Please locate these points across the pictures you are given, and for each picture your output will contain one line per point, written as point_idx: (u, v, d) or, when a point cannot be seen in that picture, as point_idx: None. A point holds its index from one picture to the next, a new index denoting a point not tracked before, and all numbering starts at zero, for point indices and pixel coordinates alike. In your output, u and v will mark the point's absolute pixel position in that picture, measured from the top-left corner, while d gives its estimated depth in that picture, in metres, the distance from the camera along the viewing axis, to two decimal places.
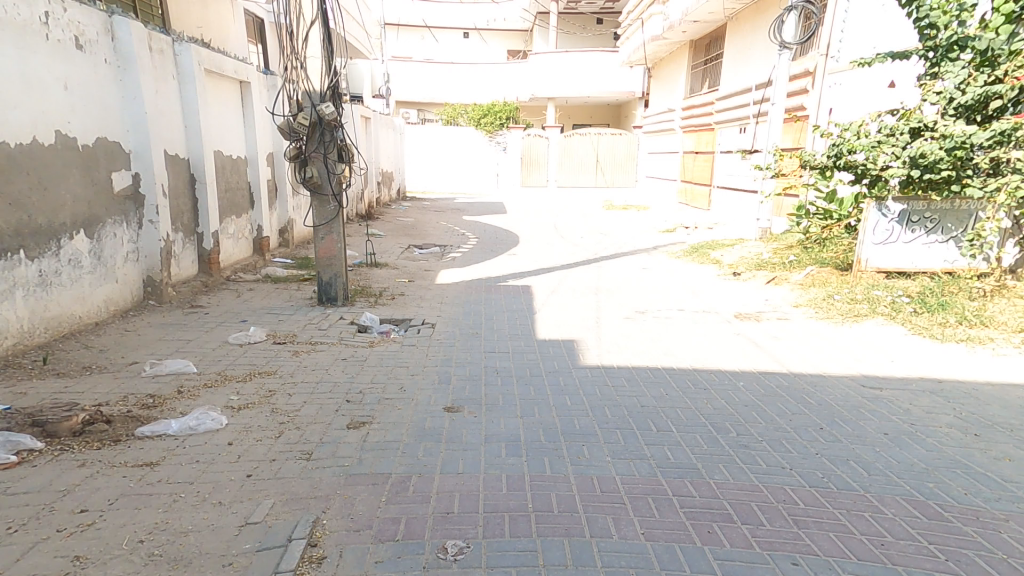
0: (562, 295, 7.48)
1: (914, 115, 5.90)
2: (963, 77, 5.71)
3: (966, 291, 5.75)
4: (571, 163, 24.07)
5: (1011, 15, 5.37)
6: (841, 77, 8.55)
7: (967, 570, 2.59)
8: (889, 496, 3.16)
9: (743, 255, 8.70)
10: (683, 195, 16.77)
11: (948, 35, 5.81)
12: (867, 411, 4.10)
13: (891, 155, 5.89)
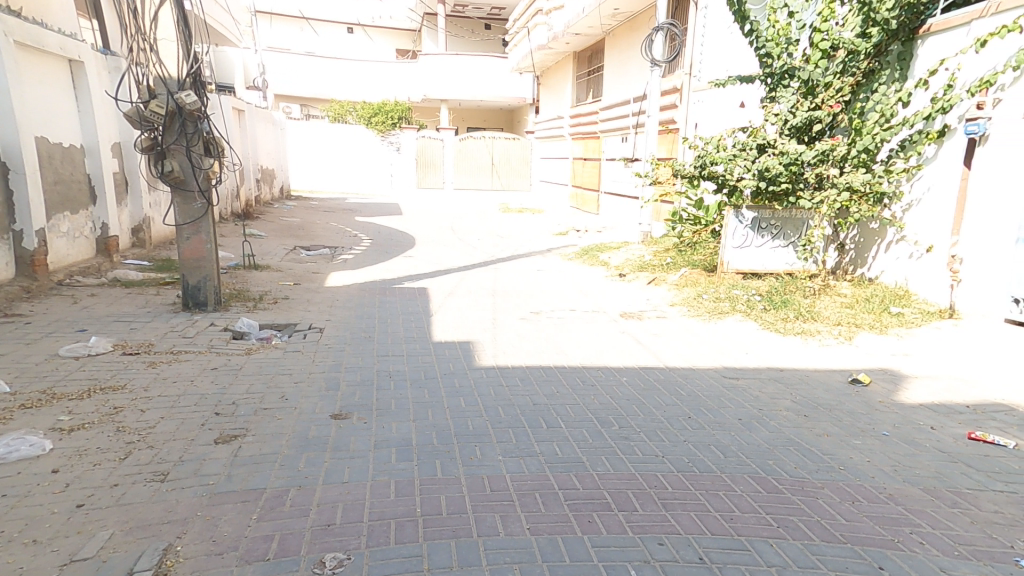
0: (459, 296, 7.51)
1: (760, 133, 6.65)
2: (793, 102, 6.53)
3: (802, 290, 6.59)
4: (468, 166, 24.23)
5: (826, 51, 6.24)
6: (702, 95, 9.43)
7: (793, 534, 2.98)
8: (739, 475, 3.54)
9: (628, 257, 9.32)
10: (574, 199, 17.53)
11: (781, 64, 6.60)
12: (727, 399, 4.56)
13: (744, 168, 6.62)
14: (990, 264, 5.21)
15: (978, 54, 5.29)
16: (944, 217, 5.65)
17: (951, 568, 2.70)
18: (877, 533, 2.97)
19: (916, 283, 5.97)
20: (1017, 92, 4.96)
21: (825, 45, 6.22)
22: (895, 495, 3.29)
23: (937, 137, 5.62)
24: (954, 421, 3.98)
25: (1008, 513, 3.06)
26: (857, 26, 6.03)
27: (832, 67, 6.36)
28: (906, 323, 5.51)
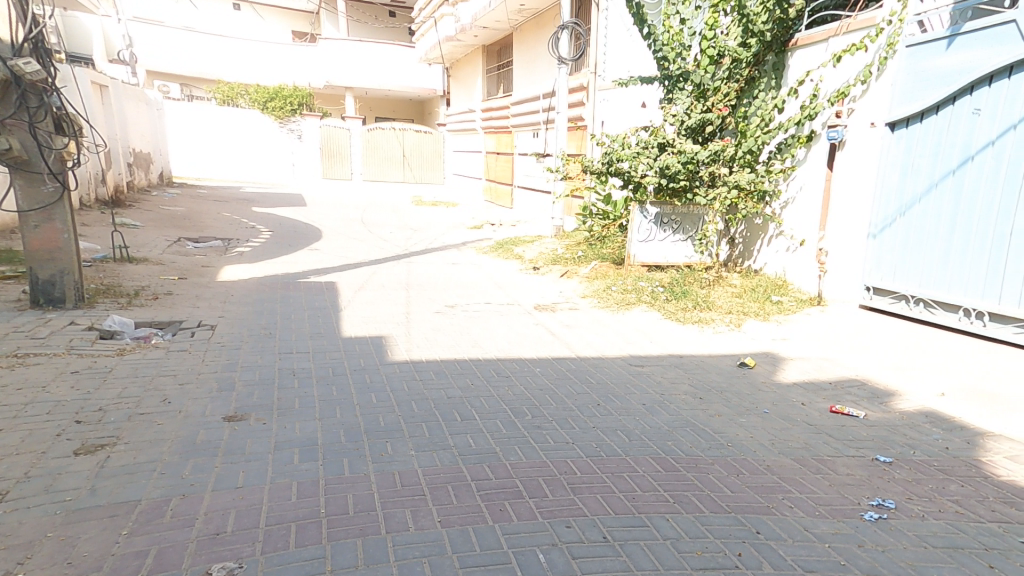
0: (370, 291, 7.23)
1: (660, 132, 7.03)
2: (688, 104, 6.94)
3: (699, 281, 7.04)
4: (377, 158, 23.49)
5: (712, 57, 6.65)
6: (608, 94, 9.79)
7: (687, 508, 3.16)
8: (642, 457, 3.71)
9: (541, 250, 9.50)
10: (489, 194, 17.58)
11: (677, 67, 6.96)
12: (632, 386, 4.77)
13: (647, 165, 7.02)
14: (851, 256, 5.87)
15: (836, 67, 5.91)
16: (812, 214, 6.27)
17: (814, 527, 3.00)
18: (756, 501, 3.24)
19: (793, 273, 6.59)
20: (866, 103, 5.65)
21: (711, 52, 6.64)
22: (771, 465, 3.60)
23: (807, 140, 6.18)
24: (820, 397, 4.44)
25: (859, 475, 3.46)
26: (739, 36, 6.50)
27: (720, 73, 6.81)
28: (785, 311, 6.06)
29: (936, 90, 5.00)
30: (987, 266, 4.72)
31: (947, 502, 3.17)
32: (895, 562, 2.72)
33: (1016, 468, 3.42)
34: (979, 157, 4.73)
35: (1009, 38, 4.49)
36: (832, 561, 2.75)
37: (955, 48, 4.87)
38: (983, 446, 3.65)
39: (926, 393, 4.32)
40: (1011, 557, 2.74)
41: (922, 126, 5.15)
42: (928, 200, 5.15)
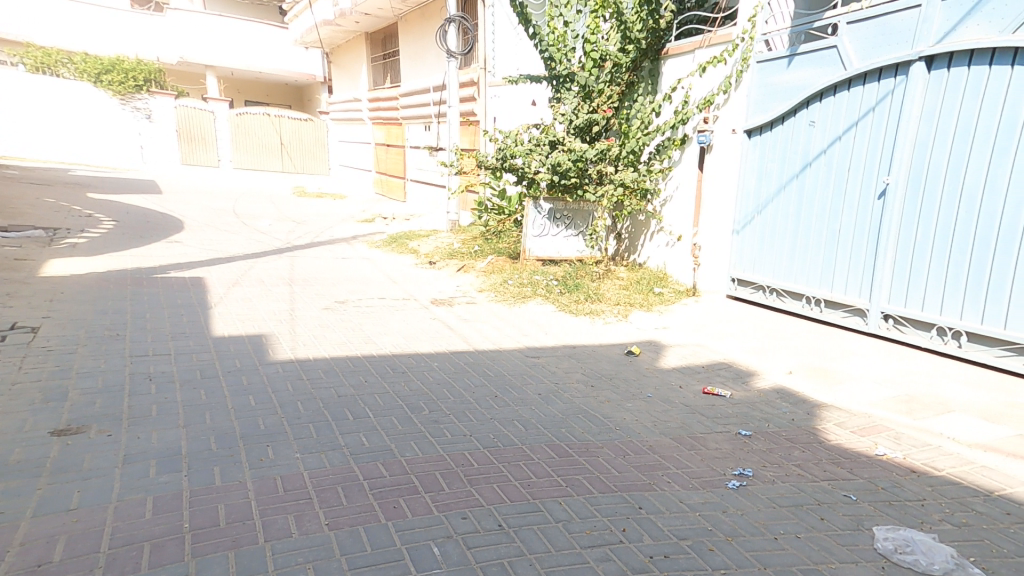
0: (245, 286, 6.61)
1: (551, 130, 7.24)
2: (576, 104, 7.22)
3: (590, 274, 7.37)
4: (249, 144, 21.53)
5: (596, 61, 6.97)
6: (498, 91, 9.92)
7: (578, 491, 3.27)
8: (537, 444, 3.78)
9: (436, 244, 9.39)
10: (380, 186, 17.02)
11: (563, 68, 7.20)
12: (529, 376, 4.85)
13: (540, 162, 7.16)
14: (720, 251, 6.51)
15: (702, 78, 6.51)
16: (687, 212, 6.84)
17: (687, 499, 3.26)
18: (639, 479, 3.45)
19: (672, 266, 7.14)
20: (727, 112, 6.28)
21: (595, 56, 6.92)
22: (653, 445, 3.86)
23: (680, 143, 6.72)
24: (695, 380, 4.86)
25: (725, 448, 3.83)
26: (618, 42, 6.84)
27: (603, 76, 7.12)
28: (666, 302, 6.55)
29: (781, 103, 5.69)
30: (823, 259, 5.44)
31: (792, 467, 3.62)
32: (751, 523, 3.06)
33: (843, 433, 4.00)
34: (815, 164, 5.45)
35: (834, 61, 5.22)
36: (702, 528, 3.01)
37: (794, 66, 5.56)
38: (820, 416, 4.23)
39: (777, 371, 4.91)
40: (838, 509, 3.20)
41: (772, 135, 5.85)
42: (778, 201, 5.84)
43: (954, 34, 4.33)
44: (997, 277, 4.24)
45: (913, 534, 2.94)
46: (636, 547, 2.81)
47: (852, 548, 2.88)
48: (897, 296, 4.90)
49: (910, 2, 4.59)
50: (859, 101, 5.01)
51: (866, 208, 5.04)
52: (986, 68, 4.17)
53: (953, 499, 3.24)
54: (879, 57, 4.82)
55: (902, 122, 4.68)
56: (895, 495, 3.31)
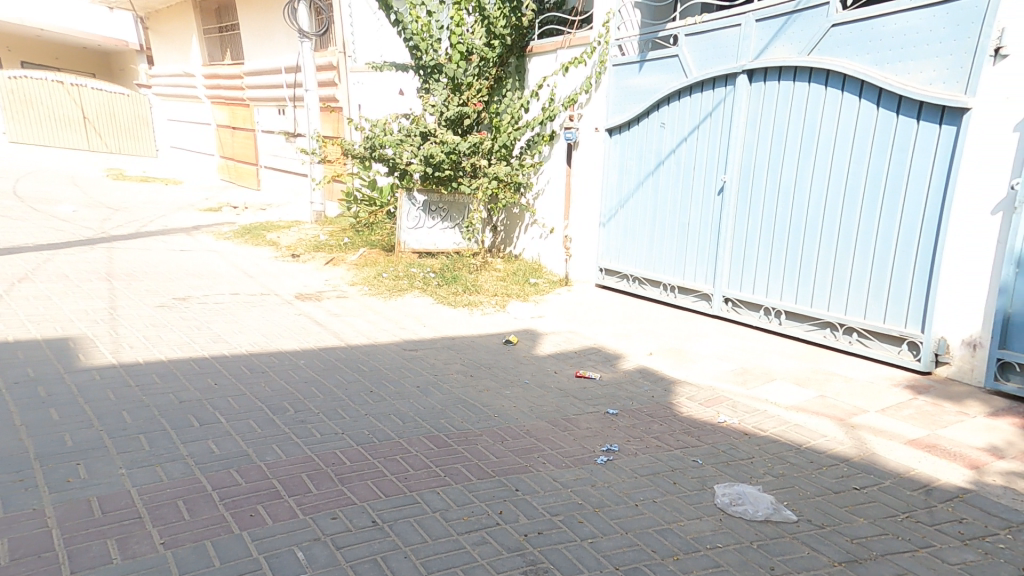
0: (40, 284, 5.72)
1: (421, 121, 7.19)
2: (445, 96, 7.19)
3: (467, 267, 7.38)
4: (36, 116, 17.46)
5: (462, 54, 6.99)
6: (361, 77, 9.74)
7: (455, 479, 3.29)
8: (415, 437, 3.72)
9: (300, 237, 8.91)
10: (226, 172, 15.81)
11: (429, 59, 7.13)
12: (406, 369, 4.76)
13: (411, 153, 7.15)
14: (588, 242, 6.94)
15: (565, 77, 6.86)
16: (558, 205, 7.18)
17: (560, 477, 3.44)
18: (516, 462, 3.55)
19: (546, 257, 7.46)
20: (589, 111, 6.70)
21: (461, 48, 6.96)
22: (529, 429, 4.00)
23: (549, 139, 7.04)
24: (568, 364, 5.12)
25: (594, 427, 4.10)
26: (483, 37, 6.96)
27: (471, 70, 7.19)
28: (541, 292, 6.82)
29: (636, 105, 6.17)
30: (676, 249, 6.03)
31: (651, 439, 3.98)
32: (616, 493, 3.31)
33: (693, 405, 4.48)
34: (666, 162, 6.00)
35: (677, 69, 5.78)
36: (573, 503, 3.19)
37: (644, 71, 6.07)
38: (675, 391, 4.69)
39: (641, 353, 5.35)
40: (687, 473, 3.57)
41: (630, 135, 6.33)
42: (637, 196, 6.35)
43: (766, 52, 5.01)
44: (807, 263, 4.99)
45: (744, 488, 3.39)
46: (512, 528, 2.91)
47: (697, 505, 3.25)
48: (734, 281, 5.58)
49: (732, 21, 5.22)
50: (698, 106, 5.61)
51: (708, 203, 5.66)
52: (792, 83, 4.88)
53: (775, 454, 3.79)
54: (711, 68, 5.44)
55: (732, 127, 5.32)
56: (732, 455, 3.79)
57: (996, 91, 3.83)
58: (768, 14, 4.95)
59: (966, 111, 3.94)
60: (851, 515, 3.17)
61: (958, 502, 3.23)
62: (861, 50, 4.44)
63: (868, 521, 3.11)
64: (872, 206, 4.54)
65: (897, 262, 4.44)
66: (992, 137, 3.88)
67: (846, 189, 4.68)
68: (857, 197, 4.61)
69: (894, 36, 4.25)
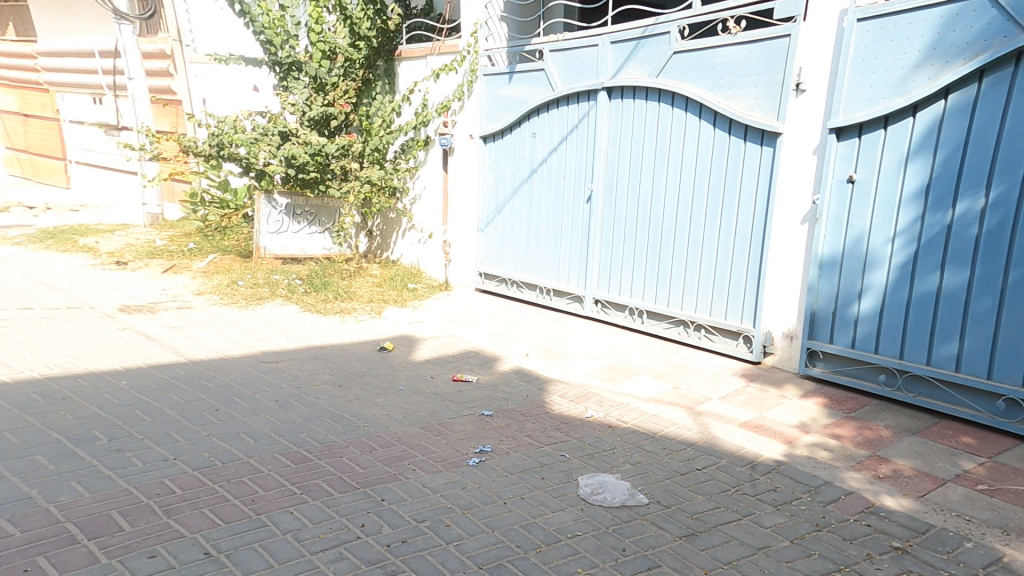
0: None
1: (280, 121, 6.91)
2: (307, 95, 6.96)
3: (340, 273, 7.13)
4: None
5: (325, 53, 6.79)
6: (202, 69, 9.48)
7: (314, 496, 3.14)
8: (268, 455, 3.50)
9: (126, 242, 8.16)
10: (16, 167, 13.96)
11: (286, 55, 6.84)
12: (263, 383, 4.46)
13: (269, 153, 6.82)
14: (467, 246, 7.06)
15: (436, 83, 6.92)
16: (434, 210, 7.18)
17: (430, 482, 3.42)
18: (384, 472, 3.47)
19: (424, 262, 7.42)
20: (463, 118, 6.82)
21: (322, 47, 6.76)
22: (401, 436, 3.93)
23: (423, 144, 7.03)
24: (445, 369, 5.14)
25: (468, 429, 4.14)
26: (347, 36, 6.79)
27: (335, 69, 6.95)
28: (420, 297, 6.77)
29: (508, 114, 6.40)
30: (550, 253, 6.30)
31: (523, 437, 4.10)
32: (485, 493, 3.37)
33: (564, 402, 4.70)
34: (539, 170, 6.27)
35: (544, 82, 6.08)
36: (441, 506, 3.20)
37: (513, 82, 6.33)
38: (549, 390, 4.89)
39: (518, 354, 5.52)
40: (554, 468, 3.74)
41: (504, 143, 6.54)
42: (514, 201, 6.56)
43: (622, 72, 5.46)
44: (662, 266, 5.48)
45: (606, 477, 3.61)
46: (373, 540, 2.85)
47: (562, 497, 3.41)
48: (603, 283, 5.96)
49: (590, 41, 5.62)
50: (566, 118, 5.93)
51: (578, 210, 6.00)
52: (643, 102, 5.35)
53: (633, 444, 4.09)
54: (575, 84, 5.80)
55: (595, 140, 5.71)
56: (596, 447, 4.03)
57: (800, 118, 4.49)
58: (620, 37, 5.41)
59: (779, 135, 4.58)
60: (693, 494, 3.52)
61: (776, 474, 3.71)
62: (698, 76, 4.98)
63: (706, 498, 3.48)
64: (713, 215, 5.08)
65: (734, 264, 5.01)
66: (799, 158, 4.54)
67: (692, 199, 5.19)
68: (700, 207, 5.15)
69: (723, 66, 4.83)
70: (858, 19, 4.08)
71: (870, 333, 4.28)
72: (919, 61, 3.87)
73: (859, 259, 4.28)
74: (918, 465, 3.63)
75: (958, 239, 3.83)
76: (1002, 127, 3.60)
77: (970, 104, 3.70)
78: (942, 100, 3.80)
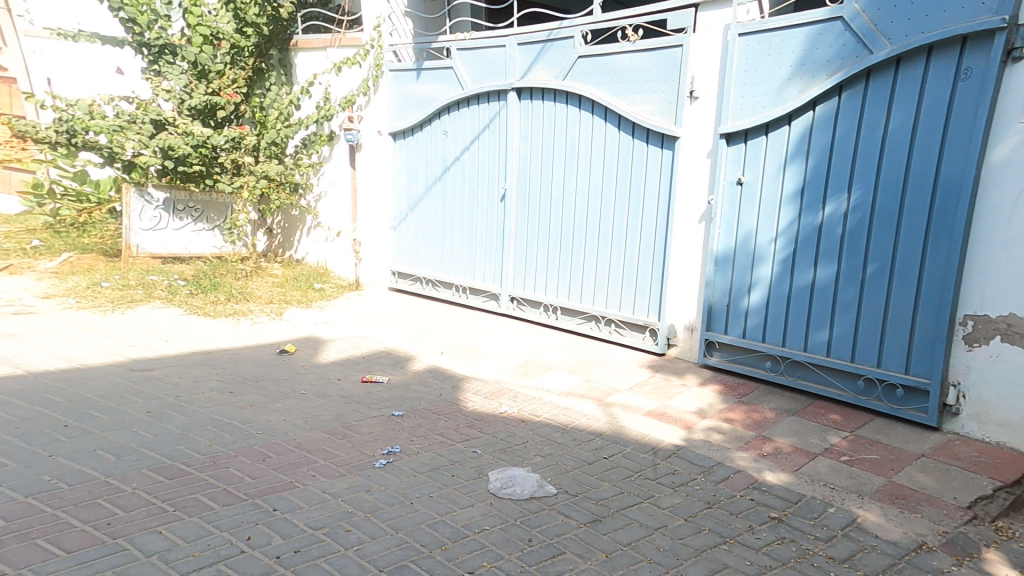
0: None
1: (152, 107, 6.40)
2: (185, 82, 6.50)
3: (234, 272, 6.82)
4: None
5: (206, 37, 6.43)
6: (41, 44, 8.70)
7: (190, 512, 2.93)
8: (133, 472, 3.21)
9: None
10: None
11: (155, 36, 6.33)
12: (131, 395, 4.09)
13: (139, 142, 6.35)
14: (379, 245, 6.99)
15: (338, 76, 6.82)
16: (342, 208, 7.03)
17: (331, 487, 3.30)
18: (279, 480, 3.31)
19: (332, 262, 7.25)
20: (369, 113, 6.79)
21: (202, 31, 6.40)
22: (301, 442, 3.76)
23: (328, 140, 6.89)
24: (354, 370, 4.98)
25: (376, 431, 4.03)
26: (232, 22, 6.47)
27: (220, 56, 6.61)
28: (327, 296, 6.58)
29: (418, 111, 6.41)
30: (466, 252, 6.31)
31: (434, 436, 4.06)
32: (391, 495, 3.30)
33: (478, 398, 4.71)
34: (453, 169, 6.28)
35: (453, 80, 6.12)
36: (342, 512, 3.09)
37: (421, 79, 6.34)
38: (463, 387, 4.88)
39: (432, 353, 5.47)
40: (466, 464, 3.73)
41: (415, 140, 6.52)
42: (427, 200, 6.55)
43: (530, 73, 5.58)
44: (574, 263, 5.65)
45: (516, 470, 3.66)
46: (260, 553, 2.70)
47: (471, 493, 3.41)
48: (518, 281, 6.05)
49: (497, 41, 5.72)
50: (478, 117, 5.99)
51: (493, 210, 6.05)
52: (552, 104, 5.50)
53: (545, 437, 4.18)
54: (485, 83, 5.87)
55: (507, 139, 5.81)
56: (508, 441, 4.08)
57: (695, 123, 4.80)
58: (526, 39, 5.54)
59: (676, 139, 4.87)
60: (598, 481, 3.65)
61: (675, 457, 3.94)
62: (601, 81, 5.20)
63: (610, 484, 3.62)
64: (620, 214, 5.30)
65: (640, 262, 5.26)
66: (694, 160, 4.85)
67: (600, 199, 5.39)
68: (609, 206, 5.36)
69: (625, 72, 5.07)
70: (739, 34, 4.43)
71: (758, 324, 4.66)
72: (791, 74, 4.27)
73: (748, 255, 4.63)
74: (795, 442, 3.99)
75: (828, 237, 4.23)
76: (858, 136, 4.02)
77: (834, 114, 4.11)
78: (811, 111, 4.21)
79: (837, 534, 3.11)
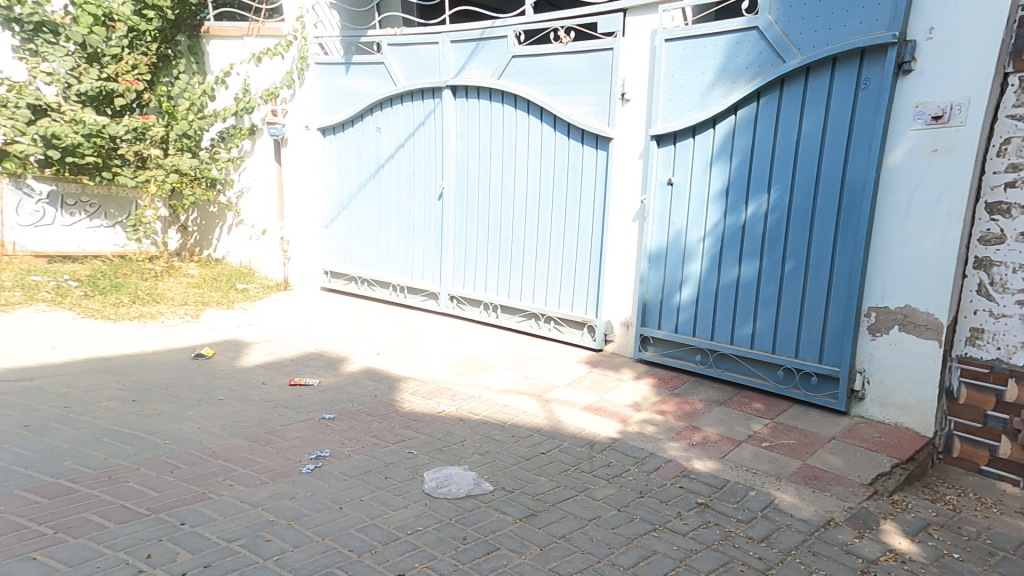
0: None
1: (29, 91, 5.89)
2: (72, 65, 6.05)
3: (141, 273, 6.53)
4: None
5: (97, 17, 5.96)
6: None
7: (76, 533, 2.70)
8: (5, 494, 2.93)
9: None
10: None
11: (29, 11, 5.77)
12: (9, 408, 3.77)
13: (14, 129, 5.83)
14: (308, 243, 6.83)
15: (258, 68, 6.65)
16: (265, 205, 6.88)
17: (251, 496, 3.13)
18: (190, 491, 3.11)
19: (257, 261, 7.05)
20: (294, 107, 6.62)
21: (93, 10, 5.93)
22: (217, 450, 3.56)
23: (248, 134, 6.69)
24: (280, 373, 4.77)
25: (304, 436, 3.87)
26: (130, 4, 6.11)
27: (116, 39, 6.20)
28: (251, 297, 6.38)
29: (347, 106, 6.29)
30: (403, 251, 6.22)
31: (367, 438, 3.95)
32: (318, 500, 3.18)
33: (416, 399, 4.63)
34: (387, 166, 6.18)
35: (384, 76, 6.02)
36: (262, 521, 2.94)
37: (350, 74, 6.21)
38: (399, 388, 4.78)
39: (367, 354, 5.33)
40: (400, 465, 3.65)
41: (346, 135, 6.39)
42: (360, 197, 6.43)
43: (465, 71, 5.55)
44: (512, 261, 5.68)
45: (452, 469, 3.62)
46: (163, 570, 2.53)
47: (405, 495, 3.34)
48: (457, 280, 6.02)
49: (431, 38, 5.64)
50: (411, 114, 5.92)
51: (430, 208, 5.98)
52: (489, 103, 5.50)
53: (483, 435, 4.16)
54: (419, 80, 5.79)
55: (442, 136, 5.76)
56: (445, 441, 4.03)
57: (627, 125, 4.95)
58: (460, 37, 5.50)
59: (609, 140, 5.01)
60: (535, 476, 3.68)
61: (610, 450, 4.03)
62: (536, 81, 5.25)
63: (546, 479, 3.66)
64: (557, 212, 5.38)
65: (577, 259, 5.36)
66: (627, 161, 4.99)
67: (538, 197, 5.45)
68: (547, 205, 5.42)
69: (559, 72, 5.15)
70: (665, 40, 4.61)
71: (690, 318, 4.85)
72: (713, 80, 4.48)
73: (679, 253, 4.82)
74: (721, 431, 4.19)
75: (751, 235, 4.46)
76: (776, 139, 4.27)
77: (753, 119, 4.35)
78: (732, 115, 4.44)
79: (757, 516, 3.29)
